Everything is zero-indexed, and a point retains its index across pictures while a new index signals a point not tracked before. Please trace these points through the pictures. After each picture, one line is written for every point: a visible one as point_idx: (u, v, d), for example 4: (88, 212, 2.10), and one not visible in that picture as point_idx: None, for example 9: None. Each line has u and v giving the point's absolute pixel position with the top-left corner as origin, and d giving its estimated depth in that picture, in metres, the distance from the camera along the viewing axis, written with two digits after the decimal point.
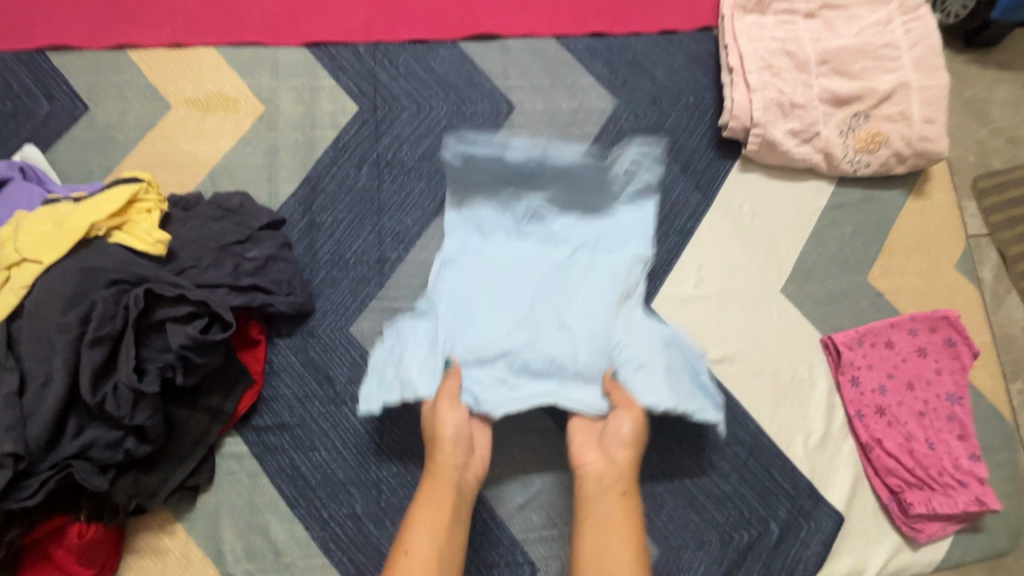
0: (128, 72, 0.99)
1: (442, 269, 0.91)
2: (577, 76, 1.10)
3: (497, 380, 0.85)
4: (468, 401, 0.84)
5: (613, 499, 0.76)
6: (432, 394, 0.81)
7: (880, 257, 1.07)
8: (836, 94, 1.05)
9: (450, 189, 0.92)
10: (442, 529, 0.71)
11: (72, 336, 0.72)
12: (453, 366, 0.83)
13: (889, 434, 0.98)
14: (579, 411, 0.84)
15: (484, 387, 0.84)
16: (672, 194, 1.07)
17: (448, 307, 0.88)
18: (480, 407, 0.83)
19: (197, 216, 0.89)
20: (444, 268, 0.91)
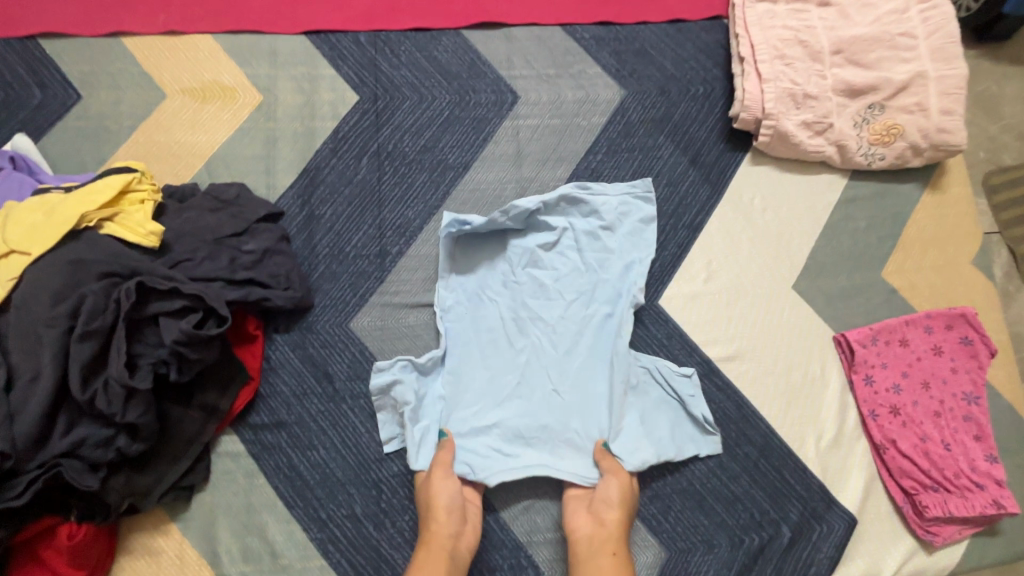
0: (122, 60, 0.97)
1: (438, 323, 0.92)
2: (584, 65, 1.07)
3: (492, 450, 0.88)
4: (463, 470, 0.86)
5: (604, 558, 0.79)
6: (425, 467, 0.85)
7: (894, 252, 1.04)
8: (851, 85, 1.02)
9: (450, 242, 0.94)
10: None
11: (62, 330, 0.70)
12: (445, 439, 0.86)
13: (904, 435, 0.95)
14: (571, 481, 0.87)
15: (480, 458, 0.87)
16: (681, 187, 1.03)
17: (445, 369, 0.91)
18: (476, 475, 0.86)
19: (193, 207, 0.86)
20: (441, 322, 0.92)
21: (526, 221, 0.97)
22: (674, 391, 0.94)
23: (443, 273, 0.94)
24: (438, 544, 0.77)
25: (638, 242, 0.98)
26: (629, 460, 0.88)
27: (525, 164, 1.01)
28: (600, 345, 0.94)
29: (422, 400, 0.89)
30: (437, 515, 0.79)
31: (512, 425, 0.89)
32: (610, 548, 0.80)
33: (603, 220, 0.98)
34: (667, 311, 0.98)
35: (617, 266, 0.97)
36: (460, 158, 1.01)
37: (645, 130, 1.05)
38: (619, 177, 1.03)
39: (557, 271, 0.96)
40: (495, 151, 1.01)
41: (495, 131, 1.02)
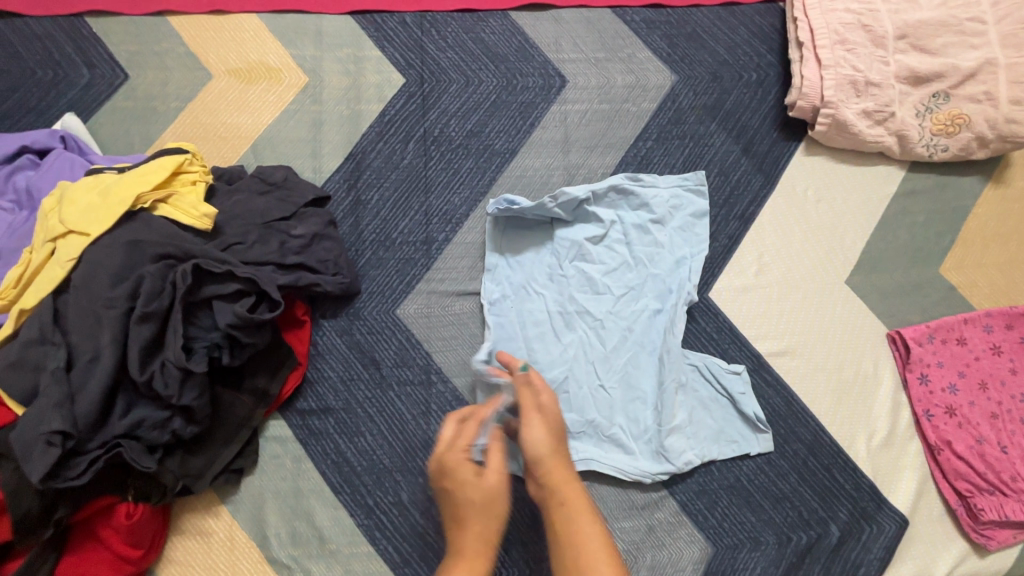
0: (169, 40, 0.96)
1: (487, 318, 0.91)
2: (634, 49, 1.04)
3: None
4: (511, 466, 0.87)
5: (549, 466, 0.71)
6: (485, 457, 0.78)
7: (953, 248, 1.01)
8: (915, 72, 0.98)
9: (494, 235, 0.94)
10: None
11: (121, 311, 0.70)
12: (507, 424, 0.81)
13: (960, 436, 0.93)
14: (618, 476, 0.87)
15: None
16: (732, 176, 1.00)
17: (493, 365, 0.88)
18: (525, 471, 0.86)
19: (242, 191, 0.86)
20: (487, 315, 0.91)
21: (574, 212, 0.95)
22: (723, 389, 0.92)
23: (490, 264, 0.93)
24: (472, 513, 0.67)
25: (689, 236, 0.97)
26: (675, 460, 0.88)
27: (573, 151, 0.99)
28: (649, 342, 0.93)
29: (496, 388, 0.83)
30: (466, 516, 0.67)
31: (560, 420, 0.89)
32: (560, 494, 0.70)
33: (653, 213, 0.96)
34: (718, 304, 0.96)
35: (668, 261, 0.95)
36: (507, 143, 0.98)
37: (696, 117, 1.02)
38: (669, 169, 1.00)
39: (606, 265, 0.95)
40: (542, 137, 0.99)
41: (542, 116, 1.00)
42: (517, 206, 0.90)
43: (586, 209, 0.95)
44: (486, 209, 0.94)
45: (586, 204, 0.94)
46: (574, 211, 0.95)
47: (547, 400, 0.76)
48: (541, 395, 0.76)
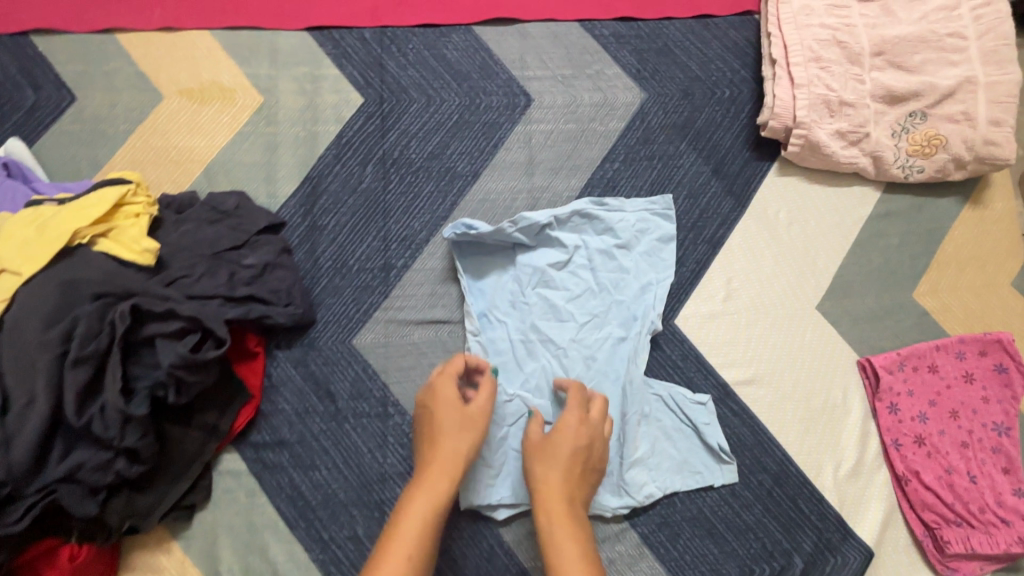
0: (118, 59, 0.92)
1: (471, 338, 0.89)
2: (603, 65, 1.00)
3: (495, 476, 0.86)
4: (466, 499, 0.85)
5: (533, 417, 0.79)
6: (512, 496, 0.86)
7: (928, 271, 0.98)
8: (891, 91, 0.95)
9: (461, 262, 0.92)
10: (427, 524, 0.64)
11: (55, 355, 0.67)
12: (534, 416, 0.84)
13: (928, 467, 0.91)
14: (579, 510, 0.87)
15: (491, 478, 0.86)
16: (701, 199, 0.98)
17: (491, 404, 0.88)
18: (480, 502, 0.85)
19: (191, 220, 0.83)
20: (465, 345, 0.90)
21: (536, 236, 0.93)
22: (687, 419, 0.91)
23: (463, 283, 0.91)
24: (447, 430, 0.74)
25: (655, 262, 0.94)
26: (635, 494, 0.87)
27: (537, 173, 0.96)
28: (613, 371, 0.91)
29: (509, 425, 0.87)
30: (441, 436, 0.73)
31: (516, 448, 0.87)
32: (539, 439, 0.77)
33: (619, 238, 0.94)
34: (683, 332, 0.94)
35: (633, 287, 0.93)
36: (470, 165, 0.96)
37: (666, 136, 0.99)
38: (637, 191, 0.97)
39: (570, 291, 0.92)
40: (506, 158, 0.96)
41: (506, 137, 0.97)
42: (474, 231, 0.89)
43: (550, 233, 0.93)
44: (444, 234, 0.91)
45: (548, 229, 0.92)
46: (538, 234, 0.92)
47: (568, 418, 0.79)
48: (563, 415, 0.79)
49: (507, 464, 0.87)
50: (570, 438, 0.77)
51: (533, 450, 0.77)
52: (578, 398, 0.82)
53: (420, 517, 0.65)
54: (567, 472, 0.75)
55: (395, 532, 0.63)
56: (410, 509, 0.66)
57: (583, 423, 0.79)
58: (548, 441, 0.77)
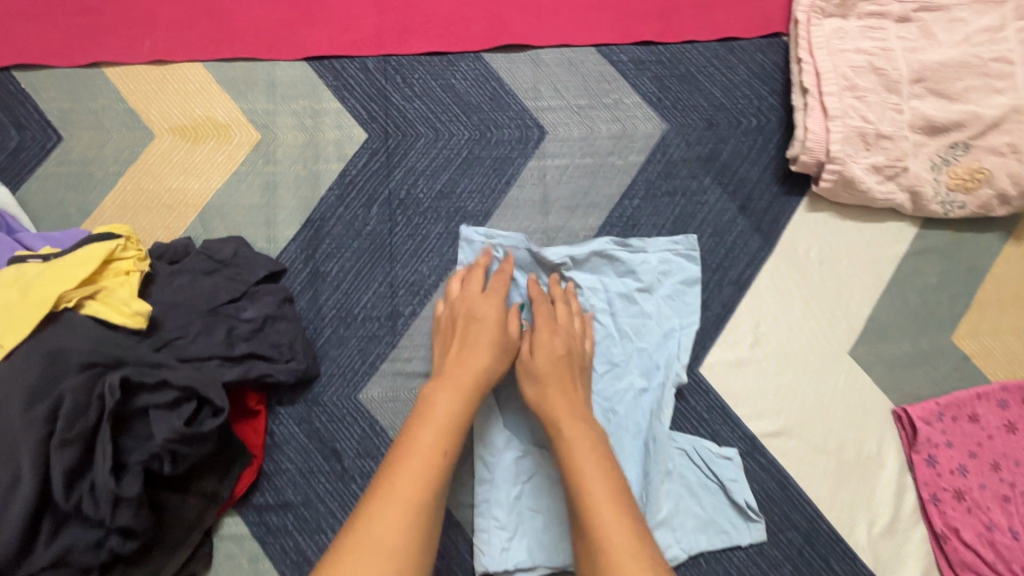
0: (106, 96, 0.87)
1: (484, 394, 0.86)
2: (621, 93, 0.94)
3: (507, 540, 0.82)
4: (479, 563, 0.82)
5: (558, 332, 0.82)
6: (528, 561, 0.82)
7: (968, 313, 0.92)
8: (931, 122, 0.88)
9: None
10: (453, 412, 0.71)
11: (40, 436, 0.63)
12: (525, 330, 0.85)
13: (968, 523, 0.86)
14: None
15: (506, 541, 0.82)
16: (727, 237, 0.92)
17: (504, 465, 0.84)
18: (494, 567, 0.81)
19: (185, 271, 0.78)
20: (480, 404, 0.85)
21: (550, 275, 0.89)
22: (713, 474, 0.86)
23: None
24: (475, 337, 0.79)
25: (679, 306, 0.89)
26: None
27: (552, 212, 0.91)
28: (635, 426, 0.86)
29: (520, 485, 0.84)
30: (471, 343, 0.78)
31: (533, 507, 0.83)
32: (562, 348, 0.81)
33: (640, 281, 0.89)
34: (708, 381, 0.89)
35: (655, 334, 0.88)
36: (480, 205, 0.90)
37: (689, 170, 0.93)
38: (658, 230, 0.91)
39: None
40: (518, 196, 0.91)
41: (519, 173, 0.91)
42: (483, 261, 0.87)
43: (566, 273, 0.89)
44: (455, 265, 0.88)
45: (564, 269, 0.88)
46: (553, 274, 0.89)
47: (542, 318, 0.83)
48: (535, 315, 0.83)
49: (523, 526, 0.83)
50: (550, 336, 0.81)
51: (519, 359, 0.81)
52: (544, 311, 0.84)
53: (447, 409, 0.71)
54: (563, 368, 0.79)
55: (423, 420, 0.70)
56: (434, 399, 0.72)
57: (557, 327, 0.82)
58: (531, 359, 0.80)
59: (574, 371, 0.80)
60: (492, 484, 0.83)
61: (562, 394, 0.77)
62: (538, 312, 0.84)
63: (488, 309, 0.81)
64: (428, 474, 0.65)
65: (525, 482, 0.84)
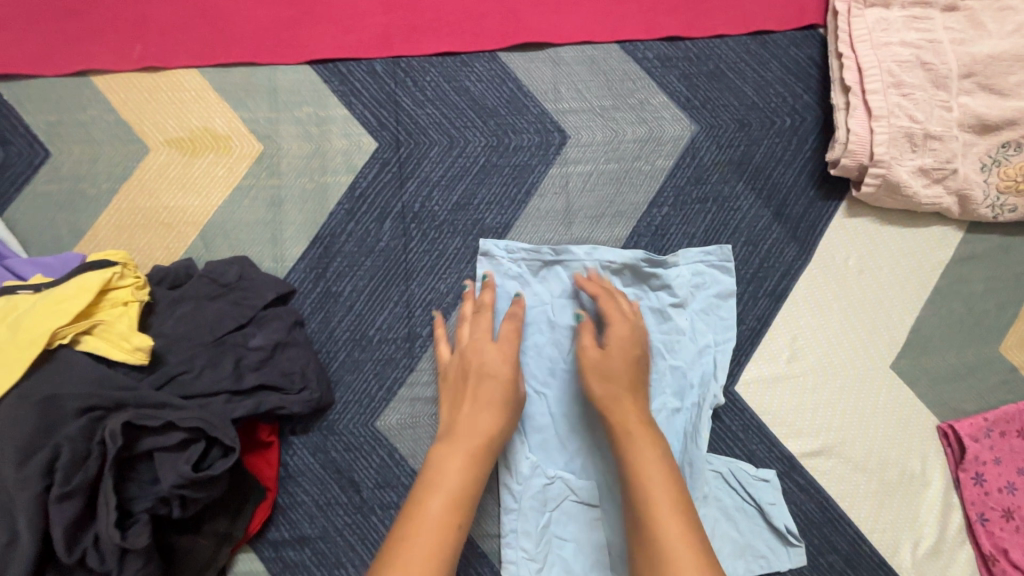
0: (96, 106, 0.81)
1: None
2: (647, 93, 0.88)
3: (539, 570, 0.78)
4: None
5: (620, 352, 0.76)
6: None
7: (1017, 322, 0.87)
8: (982, 120, 0.82)
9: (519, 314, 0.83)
10: (465, 477, 0.66)
11: (37, 489, 0.58)
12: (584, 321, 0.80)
13: (1018, 544, 0.82)
14: None
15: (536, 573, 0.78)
16: (761, 245, 0.86)
17: (531, 493, 0.79)
18: None
19: (187, 298, 0.73)
20: None
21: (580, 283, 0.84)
22: (750, 498, 0.82)
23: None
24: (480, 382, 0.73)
25: (713, 321, 0.84)
26: None
27: (576, 223, 0.85)
28: (669, 448, 0.81)
29: (550, 512, 0.79)
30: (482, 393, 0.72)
31: (563, 537, 0.79)
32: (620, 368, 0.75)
33: (674, 295, 0.84)
34: (745, 400, 0.84)
35: (688, 350, 0.83)
36: (499, 217, 0.84)
37: (720, 175, 0.87)
38: (689, 239, 0.86)
39: None
40: (540, 207, 0.85)
41: (540, 181, 0.85)
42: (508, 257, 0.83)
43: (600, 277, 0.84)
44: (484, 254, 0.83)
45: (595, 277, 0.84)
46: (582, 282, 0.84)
47: (617, 334, 0.77)
48: (613, 330, 0.77)
49: (552, 556, 0.78)
50: (626, 355, 0.76)
51: (590, 365, 0.76)
52: (612, 308, 0.79)
53: (458, 473, 0.66)
54: (633, 399, 0.74)
55: (434, 487, 0.65)
56: (443, 461, 0.67)
57: (635, 336, 0.77)
58: (604, 357, 0.76)
59: (640, 403, 0.74)
60: (519, 515, 0.78)
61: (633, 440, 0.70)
62: (613, 325, 0.78)
63: (500, 361, 0.75)
64: (442, 549, 0.60)
65: (554, 509, 0.79)
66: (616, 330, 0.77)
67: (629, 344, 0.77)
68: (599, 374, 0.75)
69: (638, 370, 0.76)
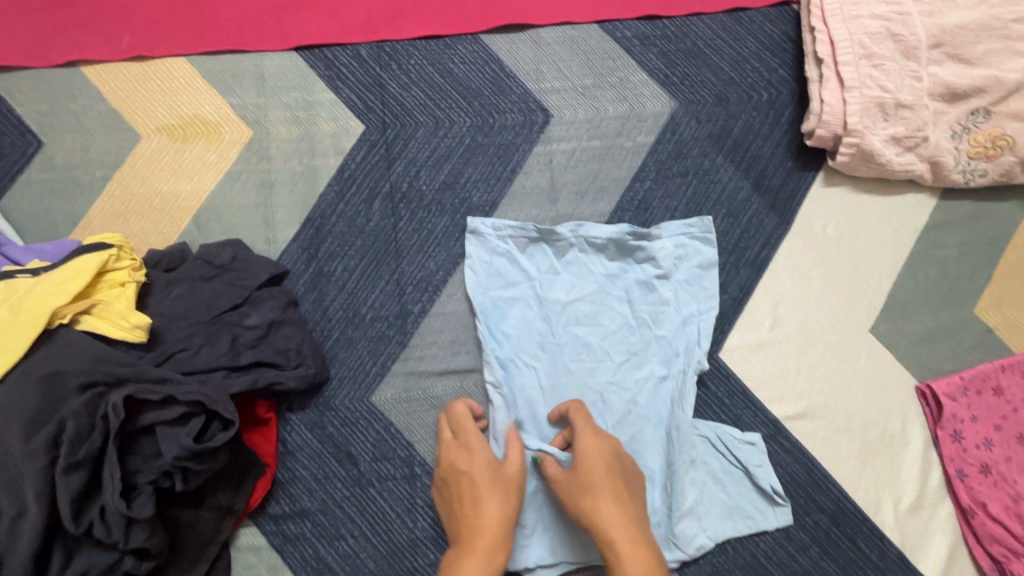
0: (86, 95, 0.82)
1: (493, 390, 0.81)
2: (627, 72, 0.90)
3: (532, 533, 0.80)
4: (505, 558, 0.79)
5: (591, 450, 0.74)
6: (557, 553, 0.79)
7: (990, 284, 0.90)
8: (951, 88, 0.85)
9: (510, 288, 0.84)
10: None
11: (43, 462, 0.60)
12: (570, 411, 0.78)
13: (995, 497, 0.85)
14: None
15: (525, 538, 0.79)
16: (742, 217, 0.89)
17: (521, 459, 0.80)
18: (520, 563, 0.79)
19: (182, 280, 0.75)
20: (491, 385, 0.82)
21: (568, 256, 0.86)
22: (737, 461, 0.84)
23: (481, 338, 0.82)
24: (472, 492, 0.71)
25: (697, 292, 0.86)
26: (686, 547, 0.81)
27: (561, 199, 0.87)
28: (656, 414, 0.84)
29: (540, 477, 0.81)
30: (482, 500, 0.70)
31: (551, 503, 0.80)
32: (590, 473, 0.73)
33: (659, 267, 0.86)
34: (729, 366, 0.87)
35: (673, 320, 0.85)
36: (486, 195, 0.86)
37: (700, 149, 0.90)
38: (671, 213, 0.88)
39: (604, 327, 0.85)
40: (525, 184, 0.87)
41: (525, 160, 0.87)
42: (497, 231, 0.85)
43: (587, 250, 0.86)
44: (473, 232, 0.85)
45: (581, 251, 0.86)
46: (570, 256, 0.86)
47: (585, 442, 0.75)
48: (579, 440, 0.75)
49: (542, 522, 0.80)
50: (598, 462, 0.74)
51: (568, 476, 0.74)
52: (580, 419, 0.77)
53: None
54: (617, 503, 0.72)
55: None
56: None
57: (600, 436, 0.76)
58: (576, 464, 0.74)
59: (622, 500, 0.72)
60: None
61: (622, 552, 0.68)
62: (579, 435, 0.76)
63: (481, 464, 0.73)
64: None
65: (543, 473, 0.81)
66: (582, 435, 0.75)
67: (598, 451, 0.74)
68: (577, 488, 0.73)
69: (613, 469, 0.74)
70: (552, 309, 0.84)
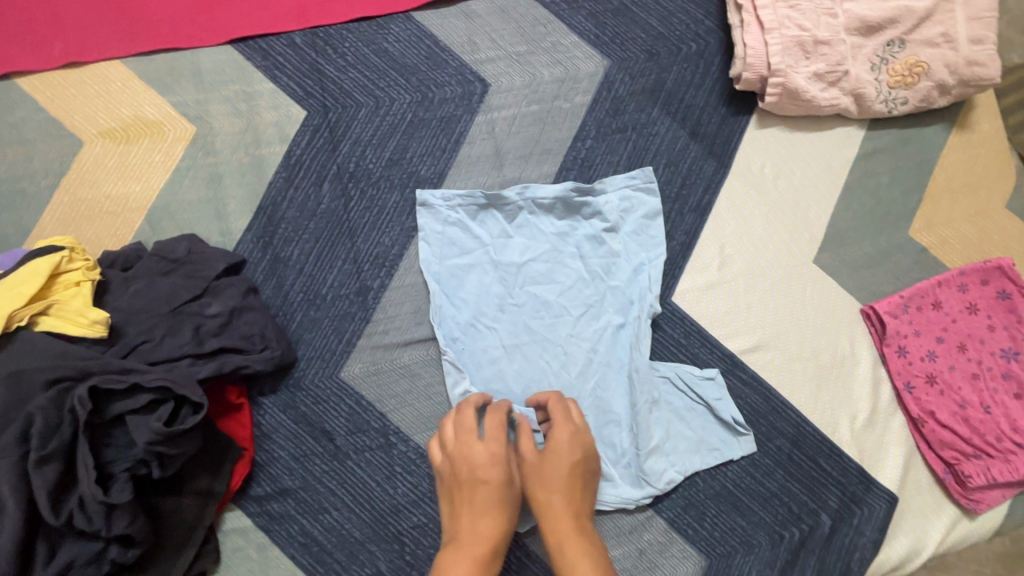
0: (23, 107, 0.83)
1: (443, 358, 0.84)
2: (558, 36, 0.92)
3: None
4: None
5: (561, 447, 0.76)
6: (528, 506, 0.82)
7: (922, 207, 0.95)
8: (866, 22, 0.89)
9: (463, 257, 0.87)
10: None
11: (17, 458, 0.63)
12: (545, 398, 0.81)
13: (943, 404, 0.90)
14: (616, 506, 0.84)
15: None
16: (682, 165, 0.92)
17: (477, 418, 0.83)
18: None
19: (139, 276, 0.76)
20: (450, 351, 0.84)
21: (517, 219, 0.89)
22: (698, 397, 0.88)
23: (434, 306, 0.85)
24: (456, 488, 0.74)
25: (645, 241, 0.90)
26: (656, 482, 0.85)
27: (506, 164, 0.90)
28: (617, 360, 0.87)
29: None
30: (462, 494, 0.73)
31: None
32: (558, 466, 0.75)
33: (606, 221, 0.89)
34: (683, 308, 0.90)
35: (624, 270, 0.89)
36: (433, 167, 0.89)
37: (636, 104, 0.93)
38: (614, 168, 0.91)
39: (560, 283, 0.88)
40: (470, 154, 0.90)
41: (467, 130, 0.90)
42: (440, 203, 0.87)
43: (534, 211, 0.89)
44: (422, 204, 0.87)
45: (530, 212, 0.89)
46: (518, 219, 0.89)
47: (558, 436, 0.76)
48: (554, 433, 0.77)
49: None
50: (568, 457, 0.75)
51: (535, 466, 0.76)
52: (558, 410, 0.79)
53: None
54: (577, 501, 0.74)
55: None
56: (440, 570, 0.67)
57: (572, 435, 0.77)
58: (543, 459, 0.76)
59: (579, 494, 0.75)
60: None
61: (572, 551, 0.70)
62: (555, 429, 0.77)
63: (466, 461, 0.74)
64: None
65: None
66: (558, 430, 0.77)
67: (569, 447, 0.76)
68: (538, 478, 0.75)
69: (581, 468, 0.76)
70: (506, 271, 0.87)
